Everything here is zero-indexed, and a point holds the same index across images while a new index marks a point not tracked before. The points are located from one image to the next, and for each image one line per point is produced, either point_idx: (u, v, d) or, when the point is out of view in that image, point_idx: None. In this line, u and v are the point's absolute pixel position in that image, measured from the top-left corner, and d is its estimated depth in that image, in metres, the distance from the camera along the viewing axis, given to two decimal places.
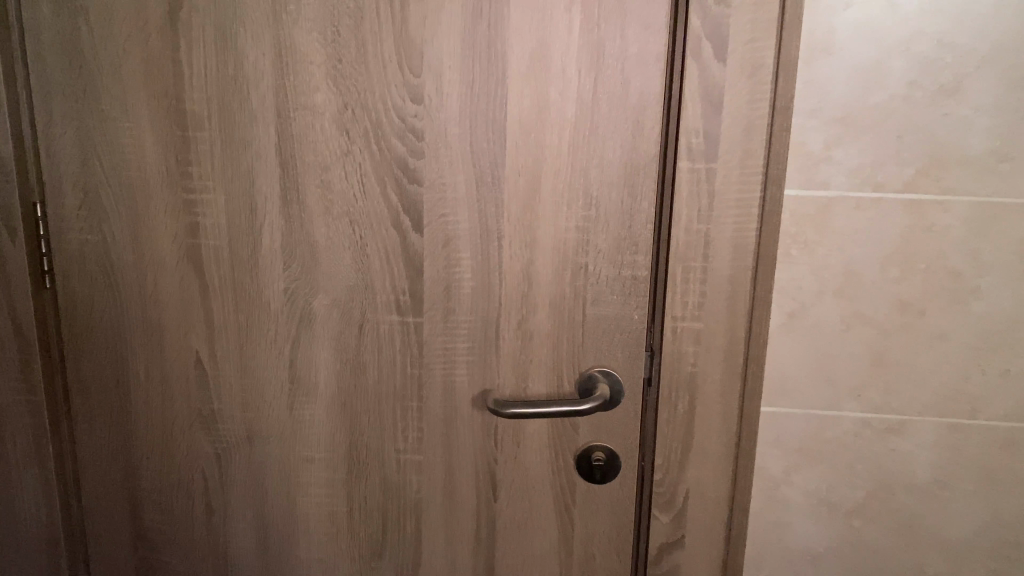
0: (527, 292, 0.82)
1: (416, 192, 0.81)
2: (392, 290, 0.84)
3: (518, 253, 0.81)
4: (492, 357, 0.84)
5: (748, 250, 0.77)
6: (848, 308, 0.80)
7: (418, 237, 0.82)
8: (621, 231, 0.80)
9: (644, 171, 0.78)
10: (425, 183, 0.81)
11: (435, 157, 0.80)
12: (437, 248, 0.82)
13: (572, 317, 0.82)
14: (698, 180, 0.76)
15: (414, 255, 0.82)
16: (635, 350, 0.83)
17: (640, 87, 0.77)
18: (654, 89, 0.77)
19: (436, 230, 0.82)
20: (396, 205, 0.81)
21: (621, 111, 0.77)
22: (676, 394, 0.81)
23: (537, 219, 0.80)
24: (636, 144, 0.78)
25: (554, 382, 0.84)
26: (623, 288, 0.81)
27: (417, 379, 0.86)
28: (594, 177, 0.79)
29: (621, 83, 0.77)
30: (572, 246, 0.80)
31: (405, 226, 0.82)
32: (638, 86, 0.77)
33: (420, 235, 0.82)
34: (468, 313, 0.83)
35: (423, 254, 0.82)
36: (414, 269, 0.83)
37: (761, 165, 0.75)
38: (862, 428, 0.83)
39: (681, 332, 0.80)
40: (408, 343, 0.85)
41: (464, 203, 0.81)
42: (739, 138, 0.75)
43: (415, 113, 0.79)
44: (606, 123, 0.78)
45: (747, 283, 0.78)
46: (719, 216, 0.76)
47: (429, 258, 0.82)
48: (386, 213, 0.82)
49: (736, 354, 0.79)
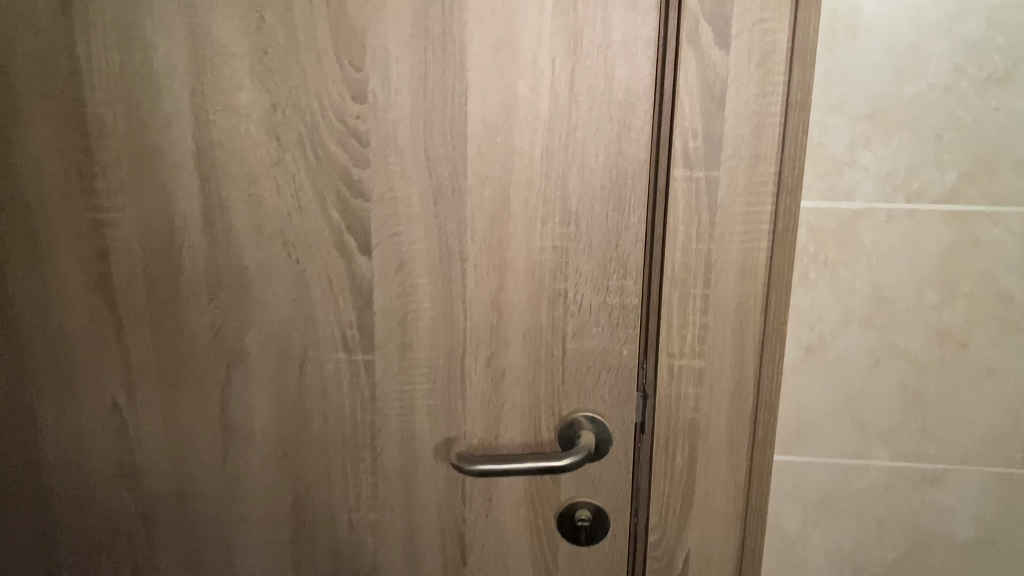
0: (496, 324, 0.69)
1: (363, 208, 0.68)
2: (337, 323, 0.71)
3: (484, 279, 0.68)
4: (457, 400, 0.71)
5: (758, 274, 0.64)
6: (877, 339, 0.67)
7: (366, 261, 0.69)
8: (605, 251, 0.67)
9: (632, 179, 0.65)
10: (372, 198, 0.67)
11: (383, 166, 0.67)
12: (388, 274, 0.69)
13: (551, 354, 0.69)
14: (697, 190, 0.63)
15: (362, 282, 0.70)
16: (625, 391, 0.70)
17: (626, 79, 0.63)
18: (643, 81, 0.63)
19: (387, 253, 0.69)
20: (339, 223, 0.68)
21: (604, 108, 0.64)
22: (674, 444, 0.69)
23: (506, 238, 0.67)
24: (622, 148, 0.65)
25: (530, 429, 0.72)
26: (610, 319, 0.68)
27: (370, 426, 0.73)
28: (572, 188, 0.66)
29: (603, 75, 0.63)
30: (547, 270, 0.67)
31: (351, 248, 0.69)
32: (625, 78, 0.63)
33: (367, 258, 0.69)
34: (427, 350, 0.71)
35: (373, 280, 0.69)
36: (362, 298, 0.70)
37: (773, 172, 0.62)
38: (893, 478, 0.70)
39: (679, 371, 0.67)
40: (357, 385, 0.72)
41: (420, 220, 0.68)
42: (746, 140, 0.62)
43: (356, 114, 0.66)
44: (586, 123, 0.64)
45: (757, 312, 0.65)
46: (723, 233, 0.64)
47: (380, 286, 0.70)
48: (327, 233, 0.69)
49: (745, 396, 0.67)
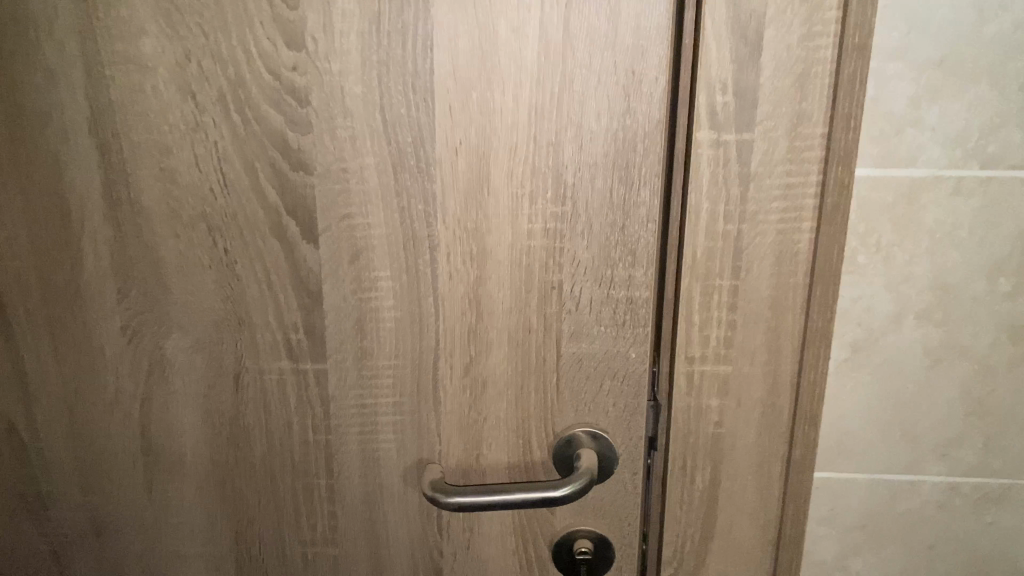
0: (475, 325, 0.56)
1: (305, 184, 0.54)
2: (279, 326, 0.58)
3: (460, 271, 0.55)
4: (429, 416, 0.59)
5: (799, 262, 0.52)
6: (936, 336, 0.56)
7: (312, 250, 0.56)
8: (609, 236, 0.54)
9: (643, 145, 0.52)
10: (317, 172, 0.54)
11: (328, 132, 0.53)
12: (340, 267, 0.56)
13: (542, 360, 0.57)
14: (726, 158, 0.50)
15: (308, 277, 0.56)
16: (633, 402, 0.58)
17: (636, 17, 0.49)
18: (659, 19, 0.50)
19: (337, 240, 0.55)
20: (276, 204, 0.55)
21: (607, 55, 0.50)
22: (693, 465, 0.57)
23: (486, 221, 0.54)
24: (631, 105, 0.51)
25: (518, 448, 0.59)
26: (615, 316, 0.56)
27: (324, 449, 0.61)
28: (567, 157, 0.52)
29: (607, 11, 0.49)
30: (537, 260, 0.54)
31: (293, 234, 0.55)
32: (634, 15, 0.49)
33: (313, 247, 0.56)
34: (390, 358, 0.58)
35: (321, 274, 0.56)
36: (309, 296, 0.57)
37: (821, 134, 0.49)
38: (948, 497, 0.59)
39: (700, 380, 0.55)
40: (307, 399, 0.59)
41: (378, 200, 0.54)
42: (788, 93, 0.49)
43: (292, 66, 0.51)
44: (586, 74, 0.51)
45: (796, 308, 0.53)
46: (757, 212, 0.51)
47: (331, 281, 0.56)
48: (262, 217, 0.55)
49: (779, 408, 0.55)
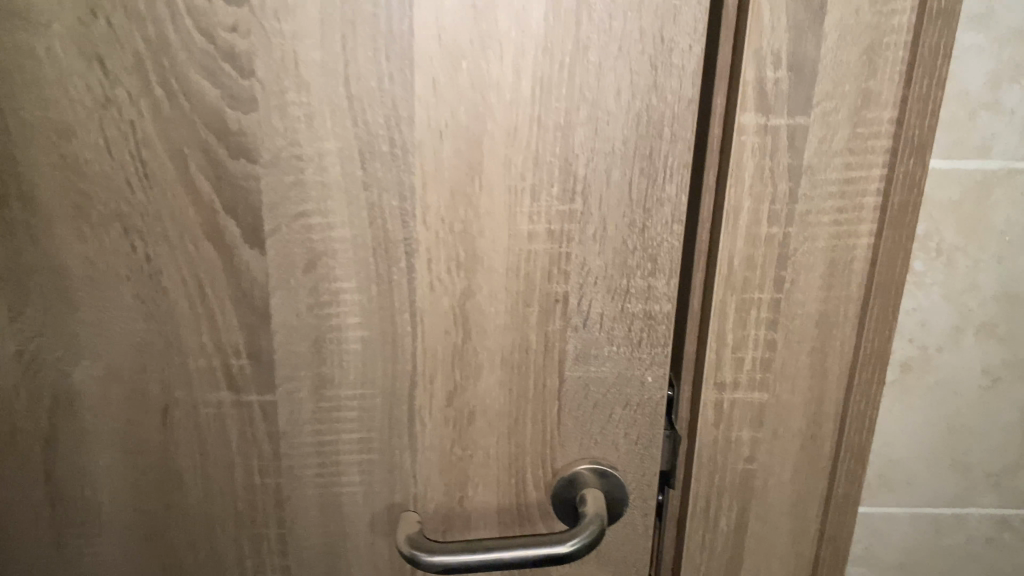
0: (461, 347, 0.46)
1: (248, 175, 0.43)
2: (217, 349, 0.47)
3: (444, 281, 0.45)
4: (404, 454, 0.49)
5: (855, 272, 0.43)
6: (998, 354, 0.48)
7: (257, 257, 0.45)
8: (625, 239, 0.44)
9: (672, 130, 0.42)
10: (263, 160, 0.43)
11: (277, 111, 0.41)
12: (293, 277, 0.45)
13: (542, 387, 0.47)
14: (774, 147, 0.41)
15: (254, 289, 0.45)
16: (647, 434, 0.49)
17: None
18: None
19: (289, 244, 0.44)
20: (212, 200, 0.44)
21: (632, 15, 0.40)
22: (718, 506, 0.49)
23: (477, 221, 0.44)
24: (658, 80, 0.41)
25: (510, 488, 0.50)
26: (630, 335, 0.46)
27: (275, 494, 0.50)
28: (579, 143, 0.42)
29: None
30: (538, 268, 0.45)
31: (234, 237, 0.44)
32: None
33: (259, 254, 0.45)
34: (355, 387, 0.47)
35: (270, 286, 0.45)
36: (255, 313, 0.46)
37: (890, 119, 0.41)
38: (996, 531, 0.52)
39: (730, 409, 0.46)
40: (252, 437, 0.49)
41: (341, 195, 0.43)
42: (853, 68, 0.40)
43: (231, 26, 0.40)
44: (604, 41, 0.40)
45: (847, 326, 0.45)
46: (808, 213, 0.42)
47: (282, 294, 0.45)
48: (192, 216, 0.44)
49: (821, 440, 0.47)
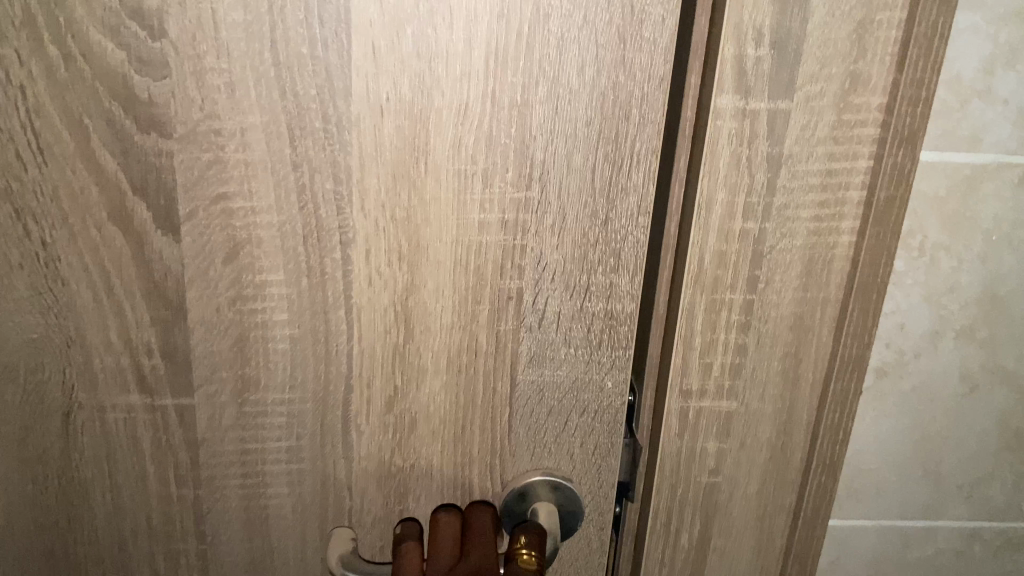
0: (403, 347, 0.42)
1: (160, 151, 0.38)
2: (125, 348, 0.42)
3: (384, 275, 0.40)
4: (339, 463, 0.44)
5: (833, 272, 0.40)
6: (977, 359, 0.45)
7: (171, 245, 0.39)
8: (587, 232, 0.40)
9: (640, 111, 0.38)
10: (177, 134, 0.37)
11: (193, 78, 0.36)
12: (212, 268, 0.40)
13: (491, 392, 0.43)
14: (752, 134, 0.37)
15: (167, 281, 0.40)
16: (605, 443, 0.45)
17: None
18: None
19: (207, 230, 0.39)
20: (119, 179, 0.38)
21: None
22: (679, 521, 0.45)
23: (422, 208, 0.39)
24: (626, 55, 0.37)
25: (455, 500, 0.46)
26: (588, 336, 0.42)
27: (193, 507, 0.45)
28: (537, 123, 0.38)
29: None
30: (489, 261, 0.40)
31: (144, 222, 0.39)
32: None
33: (172, 240, 0.39)
34: (283, 391, 0.43)
35: (186, 278, 0.40)
36: (168, 307, 0.41)
37: (878, 106, 0.37)
38: (968, 544, 0.50)
39: (696, 418, 0.43)
40: (166, 444, 0.44)
41: (267, 175, 0.38)
42: (842, 48, 0.36)
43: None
44: (568, 8, 0.36)
45: (823, 330, 0.41)
46: (786, 207, 0.38)
47: (200, 286, 0.40)
48: (95, 197, 0.38)
49: (792, 451, 0.44)
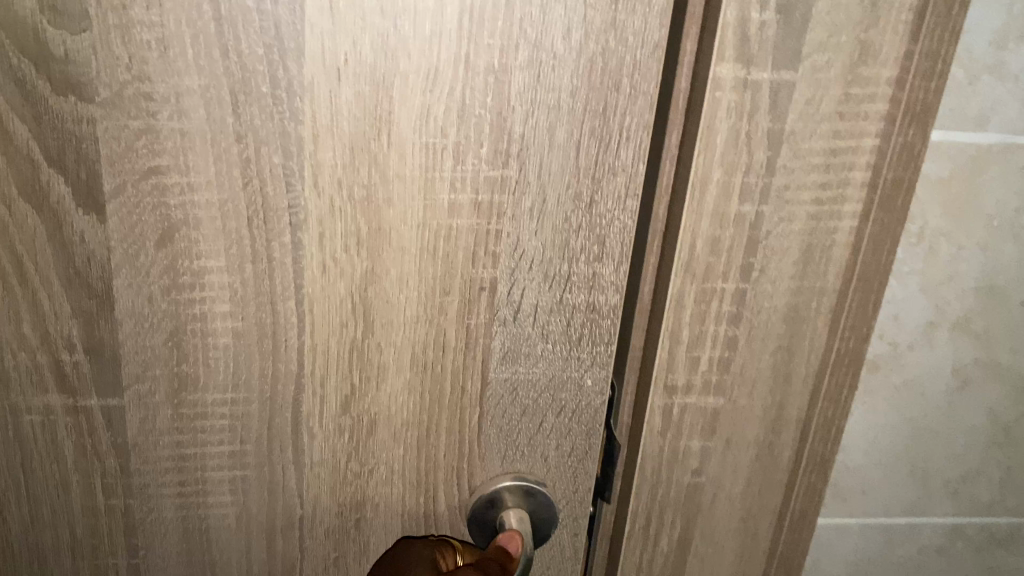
0: (362, 343, 0.38)
1: (79, 117, 0.32)
2: (43, 342, 0.37)
3: (341, 262, 0.36)
4: (289, 469, 0.40)
5: (833, 259, 0.37)
6: (972, 351, 0.43)
7: (95, 226, 0.34)
8: (567, 217, 0.36)
9: (631, 82, 0.34)
10: (99, 98, 0.32)
11: (118, 33, 0.31)
12: (143, 252, 0.35)
13: (459, 390, 0.39)
14: (753, 108, 0.34)
15: (90, 267, 0.35)
16: (583, 445, 0.42)
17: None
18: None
19: (137, 209, 0.34)
20: (32, 148, 0.33)
21: None
22: (659, 524, 0.42)
23: (384, 188, 0.35)
24: (618, 17, 0.33)
25: (417, 504, 0.42)
26: (567, 330, 0.39)
27: (123, 517, 0.41)
28: (517, 93, 0.34)
29: None
30: (461, 248, 0.36)
31: (64, 198, 0.34)
32: None
33: (97, 220, 0.34)
34: (224, 391, 0.38)
35: (112, 264, 0.35)
36: (92, 297, 0.36)
37: (889, 79, 0.34)
38: (951, 541, 0.48)
39: (681, 416, 0.39)
40: (92, 449, 0.39)
41: (206, 146, 0.33)
42: (852, 15, 0.32)
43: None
44: None
45: (820, 322, 0.38)
46: (786, 188, 0.35)
47: (128, 275, 0.35)
48: (4, 169, 0.33)
49: (782, 451, 0.41)
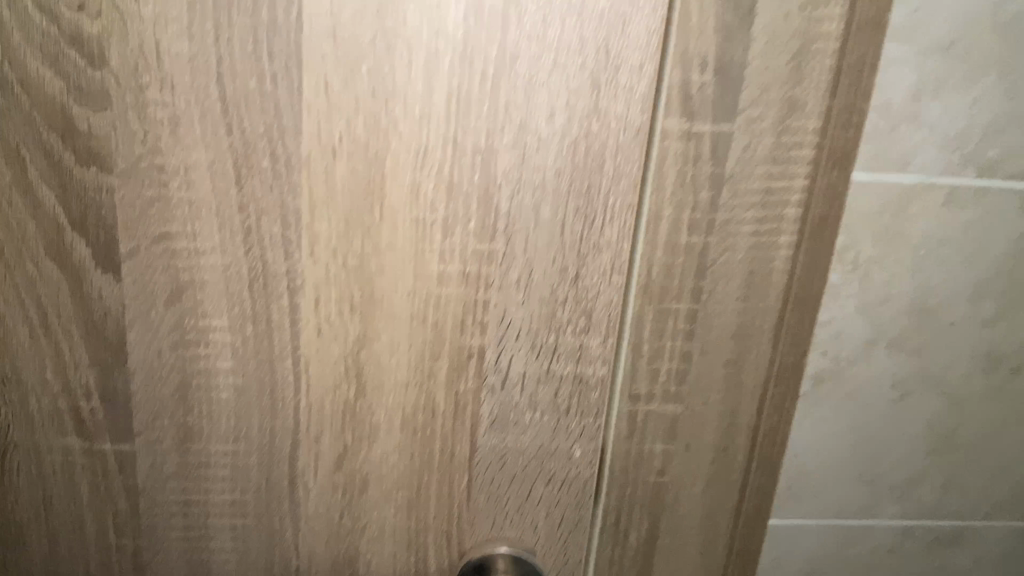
0: (357, 408, 0.43)
1: (99, 185, 0.37)
2: (64, 390, 0.41)
3: (335, 325, 0.41)
4: (290, 523, 0.44)
5: (774, 285, 0.41)
6: (908, 367, 0.47)
7: (111, 283, 0.39)
8: (555, 289, 0.42)
9: (614, 164, 0.40)
10: (117, 167, 0.37)
11: (135, 111, 0.36)
12: (154, 310, 0.40)
13: (447, 457, 0.44)
14: (697, 154, 0.38)
15: (107, 321, 0.40)
16: (567, 501, 0.46)
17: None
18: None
19: (148, 270, 0.39)
20: (57, 212, 0.38)
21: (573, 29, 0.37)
22: (627, 523, 0.46)
23: (376, 256, 0.40)
24: (599, 104, 0.39)
25: (408, 564, 0.47)
26: (553, 399, 0.44)
27: (132, 557, 0.44)
28: (502, 173, 0.39)
29: None
30: (449, 316, 0.41)
31: (85, 257, 0.39)
32: None
33: (112, 279, 0.39)
34: (227, 440, 0.42)
35: (127, 320, 0.40)
36: (108, 350, 0.40)
37: (815, 128, 0.39)
38: (899, 542, 0.52)
39: (644, 425, 0.44)
40: (104, 491, 0.43)
41: (209, 216, 0.38)
42: (779, 75, 0.38)
43: (78, 4, 0.35)
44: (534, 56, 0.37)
45: (765, 341, 0.42)
46: (729, 223, 0.40)
47: (141, 330, 0.40)
48: (32, 228, 0.38)
49: (736, 453, 0.45)
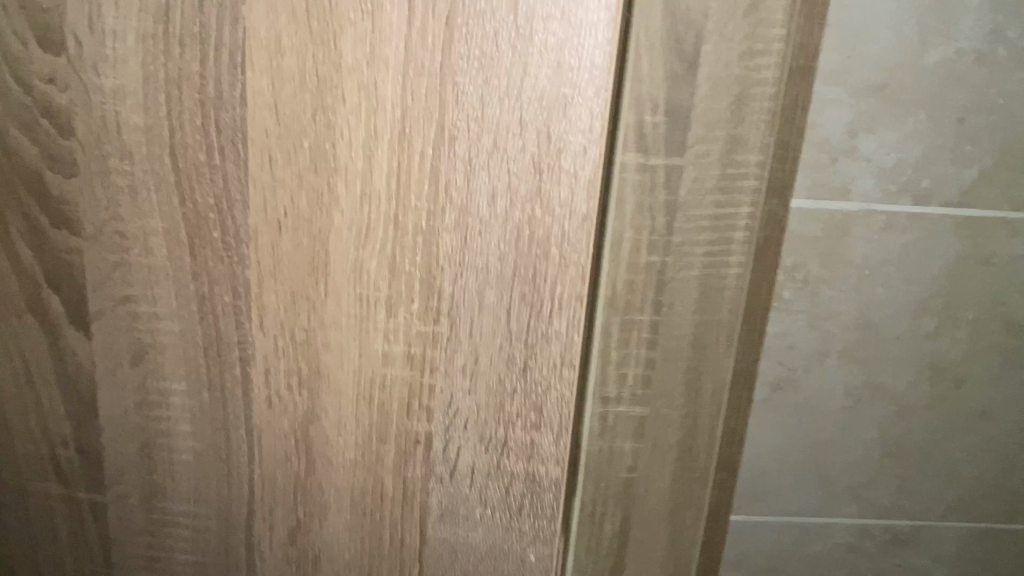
0: (304, 481, 0.54)
1: (70, 250, 0.49)
2: (43, 432, 0.54)
3: (284, 402, 0.52)
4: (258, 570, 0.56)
5: (725, 301, 0.48)
6: (858, 375, 0.53)
7: (81, 340, 0.51)
8: (500, 381, 0.51)
9: (556, 248, 0.48)
10: (87, 235, 0.49)
11: (98, 176, 0.47)
12: (121, 369, 0.52)
13: (390, 532, 0.55)
14: (652, 184, 0.45)
15: (78, 372, 0.52)
16: (508, 572, 0.56)
17: (567, 73, 0.45)
18: (596, 83, 0.45)
19: (115, 330, 0.51)
20: (40, 279, 0.50)
21: (517, 128, 0.46)
22: (603, 514, 0.51)
23: (321, 331, 0.50)
24: (542, 189, 0.47)
25: None
26: (504, 500, 0.54)
27: (102, 552, 0.57)
28: (446, 250, 0.48)
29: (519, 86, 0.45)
30: (391, 402, 0.52)
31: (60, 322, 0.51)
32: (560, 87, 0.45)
33: (84, 334, 0.51)
34: (185, 479, 0.54)
35: (95, 375, 0.52)
36: (81, 399, 0.53)
37: (757, 163, 0.45)
38: (858, 540, 0.57)
39: (615, 423, 0.50)
40: (75, 505, 0.55)
41: (167, 281, 0.49)
42: (724, 116, 0.44)
43: (48, 76, 0.46)
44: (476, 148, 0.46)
45: (719, 348, 0.49)
46: (683, 244, 0.46)
47: (107, 386, 0.52)
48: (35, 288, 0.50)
49: (697, 450, 0.51)
